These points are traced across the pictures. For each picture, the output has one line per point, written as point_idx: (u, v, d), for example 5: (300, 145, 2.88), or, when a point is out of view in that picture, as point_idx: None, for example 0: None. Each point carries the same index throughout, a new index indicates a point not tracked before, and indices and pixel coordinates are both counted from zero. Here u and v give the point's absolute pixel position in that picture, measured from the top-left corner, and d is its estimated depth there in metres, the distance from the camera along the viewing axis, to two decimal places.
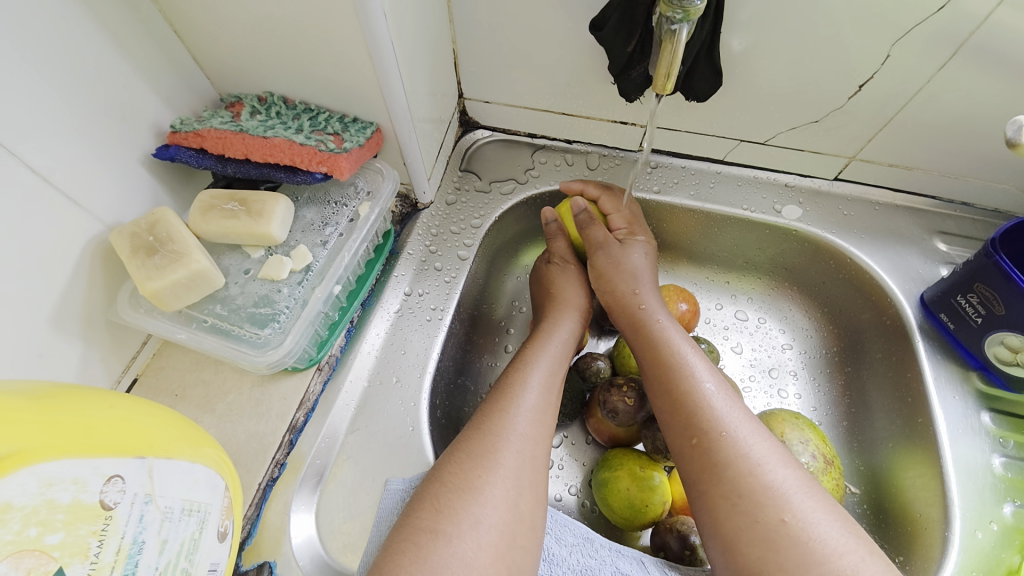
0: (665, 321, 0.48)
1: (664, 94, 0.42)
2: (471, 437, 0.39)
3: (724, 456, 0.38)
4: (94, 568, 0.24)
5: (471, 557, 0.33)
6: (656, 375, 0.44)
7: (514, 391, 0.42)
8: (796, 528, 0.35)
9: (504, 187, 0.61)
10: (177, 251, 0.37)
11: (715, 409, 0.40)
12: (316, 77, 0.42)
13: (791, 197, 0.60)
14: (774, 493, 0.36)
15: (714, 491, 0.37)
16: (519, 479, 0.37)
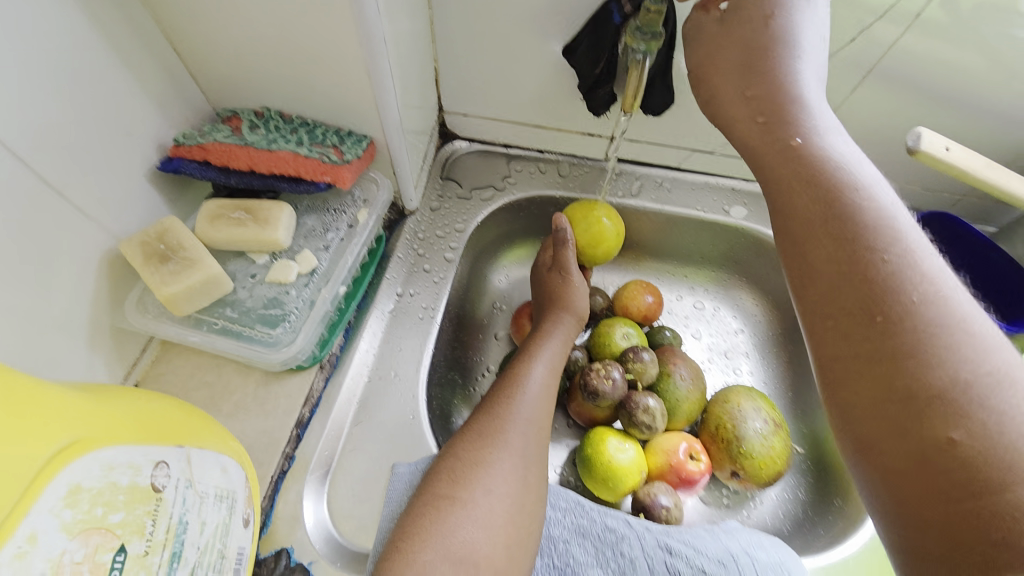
0: (846, 151, 0.31)
1: (632, 110, 0.51)
2: (488, 419, 0.43)
3: (893, 351, 0.26)
4: (150, 546, 0.26)
5: (485, 517, 0.38)
6: (806, 226, 0.30)
7: (518, 379, 0.47)
8: (974, 448, 0.24)
9: (484, 194, 0.66)
10: (191, 258, 0.39)
11: (886, 285, 0.27)
12: (315, 95, 0.46)
13: (736, 199, 0.68)
14: (954, 396, 0.25)
15: (853, 385, 0.27)
16: (524, 453, 0.42)
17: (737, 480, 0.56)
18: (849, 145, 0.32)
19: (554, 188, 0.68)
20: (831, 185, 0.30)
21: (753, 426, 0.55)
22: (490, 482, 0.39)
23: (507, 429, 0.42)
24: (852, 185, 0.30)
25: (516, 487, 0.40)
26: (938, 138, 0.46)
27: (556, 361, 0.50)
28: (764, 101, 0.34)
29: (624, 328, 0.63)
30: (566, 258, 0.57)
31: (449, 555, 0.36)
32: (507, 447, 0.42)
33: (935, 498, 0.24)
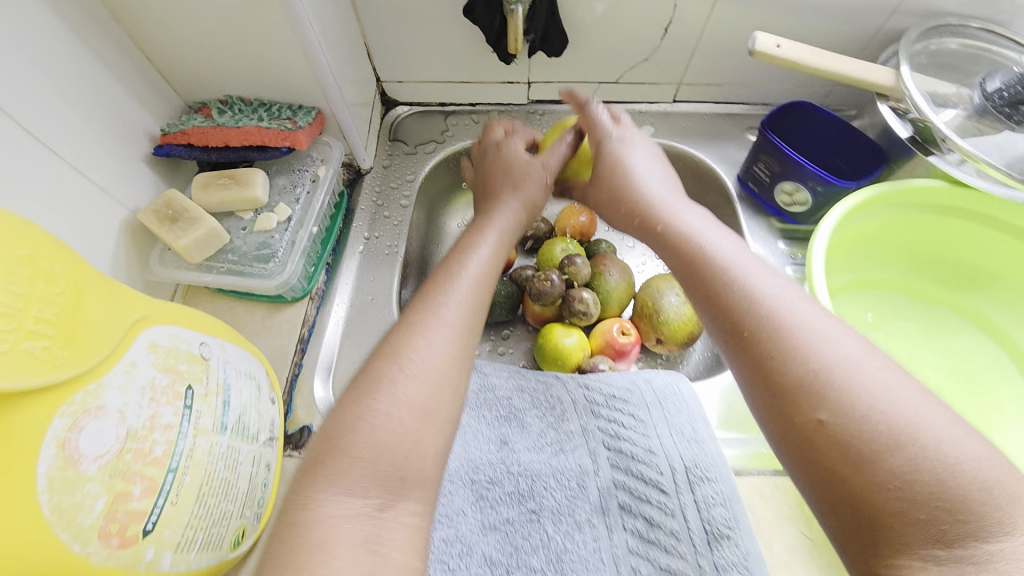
0: (706, 228, 0.45)
1: (518, 54, 0.61)
2: (422, 312, 0.40)
3: (767, 352, 0.35)
4: (207, 390, 0.39)
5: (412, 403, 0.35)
6: (700, 274, 0.41)
7: (455, 267, 0.44)
8: (836, 426, 0.31)
9: (428, 148, 0.77)
10: (194, 217, 0.51)
11: (758, 310, 0.37)
12: (266, 78, 0.57)
13: (645, 120, 0.79)
14: (810, 385, 0.32)
15: (758, 390, 0.35)
16: (464, 336, 0.40)
17: (662, 345, 0.70)
18: (709, 220, 0.46)
19: None
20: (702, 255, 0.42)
21: (671, 300, 0.68)
22: (412, 370, 0.36)
23: (448, 312, 0.40)
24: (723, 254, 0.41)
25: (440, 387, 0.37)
26: (770, 38, 0.57)
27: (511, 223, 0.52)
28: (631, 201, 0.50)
29: (562, 244, 0.75)
30: (553, 151, 0.57)
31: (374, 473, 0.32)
32: (438, 331, 0.39)
33: (837, 477, 0.30)
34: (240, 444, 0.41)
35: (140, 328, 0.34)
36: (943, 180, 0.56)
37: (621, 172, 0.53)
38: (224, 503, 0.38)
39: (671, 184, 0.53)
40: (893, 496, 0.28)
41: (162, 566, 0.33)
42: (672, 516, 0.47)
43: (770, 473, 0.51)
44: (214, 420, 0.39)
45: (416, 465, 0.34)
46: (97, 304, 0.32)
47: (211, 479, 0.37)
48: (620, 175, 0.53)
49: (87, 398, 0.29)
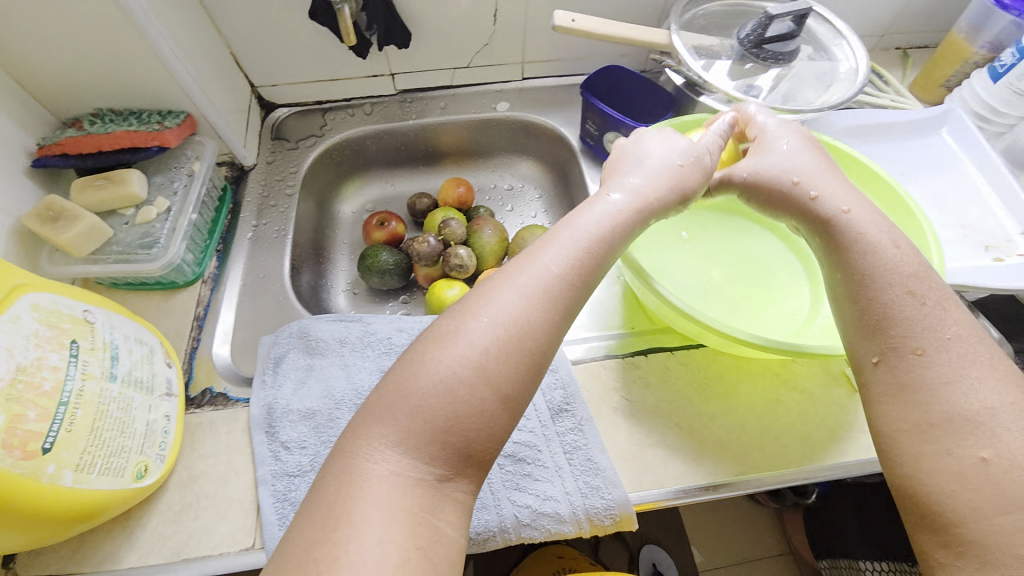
0: (883, 240, 0.46)
1: (352, 45, 0.72)
2: (519, 266, 0.42)
3: (921, 375, 0.41)
4: (92, 345, 0.46)
5: (449, 381, 0.37)
6: (883, 294, 0.44)
7: (549, 246, 0.42)
8: (999, 465, 0.37)
9: (308, 142, 0.86)
10: (73, 215, 0.57)
11: (944, 331, 0.42)
12: (132, 89, 0.64)
13: (501, 98, 0.91)
14: (972, 419, 0.39)
15: (912, 413, 0.40)
16: (550, 295, 0.40)
17: None
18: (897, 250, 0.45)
19: (364, 124, 0.88)
20: (894, 290, 0.44)
21: None
22: (490, 330, 0.38)
23: (550, 299, 0.40)
24: (889, 277, 0.44)
25: (497, 361, 0.38)
26: (565, 15, 0.70)
27: (658, 188, 0.47)
28: (776, 192, 0.50)
29: (443, 214, 0.86)
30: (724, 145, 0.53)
31: (447, 447, 0.36)
32: (515, 286, 0.40)
33: (980, 515, 0.37)
34: (133, 393, 0.49)
35: (22, 291, 0.42)
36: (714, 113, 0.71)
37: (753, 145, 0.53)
38: (121, 439, 0.46)
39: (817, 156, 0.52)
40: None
41: (63, 482, 0.41)
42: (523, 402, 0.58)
43: (602, 358, 0.63)
44: (104, 370, 0.46)
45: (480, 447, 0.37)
46: None
47: (104, 416, 0.44)
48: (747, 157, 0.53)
49: None
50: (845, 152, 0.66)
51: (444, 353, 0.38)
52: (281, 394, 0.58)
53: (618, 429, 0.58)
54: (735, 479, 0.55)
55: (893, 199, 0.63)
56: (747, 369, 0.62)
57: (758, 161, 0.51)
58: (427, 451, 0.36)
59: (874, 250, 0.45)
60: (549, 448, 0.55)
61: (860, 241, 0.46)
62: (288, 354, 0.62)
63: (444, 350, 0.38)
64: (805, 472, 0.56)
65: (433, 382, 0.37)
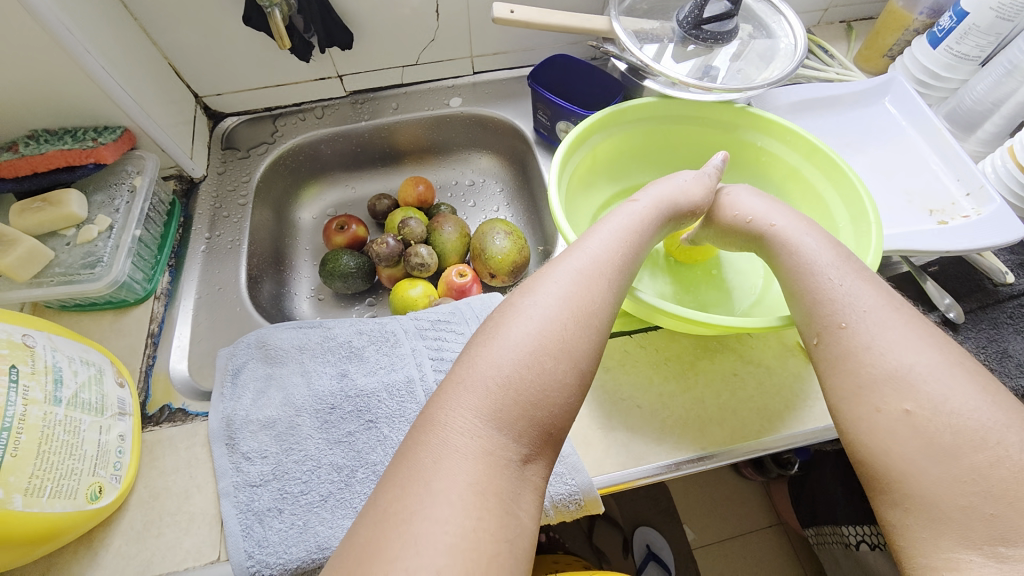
0: (817, 244, 0.50)
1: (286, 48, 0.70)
2: (572, 250, 0.48)
3: (847, 346, 0.43)
4: (34, 369, 0.45)
5: (520, 341, 0.40)
6: (816, 282, 0.47)
7: (595, 235, 0.49)
8: (921, 417, 0.37)
9: (260, 150, 0.85)
10: (10, 239, 0.55)
11: (868, 304, 0.44)
12: (63, 107, 0.62)
13: (454, 93, 0.91)
14: (895, 377, 0.39)
15: (847, 371, 0.42)
16: (603, 275, 0.45)
17: (496, 278, 0.81)
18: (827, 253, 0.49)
19: (316, 128, 0.87)
20: (823, 278, 0.47)
21: (496, 240, 0.79)
22: (554, 309, 0.42)
23: (605, 281, 0.45)
24: (823, 264, 0.48)
25: (560, 334, 0.40)
26: (503, 7, 0.70)
27: (666, 199, 0.55)
28: (732, 223, 0.58)
29: (403, 214, 0.85)
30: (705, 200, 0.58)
31: (530, 422, 0.38)
32: (570, 268, 0.45)
33: (915, 468, 0.36)
34: (81, 415, 0.48)
35: None
36: (658, 96, 0.71)
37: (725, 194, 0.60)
38: (70, 461, 0.45)
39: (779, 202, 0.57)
40: (958, 492, 0.35)
41: (13, 506, 0.40)
42: None
43: None
44: (47, 393, 0.45)
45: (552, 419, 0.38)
46: None
47: (51, 439, 0.44)
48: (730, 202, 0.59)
49: None
50: (785, 127, 0.67)
51: (519, 318, 0.41)
52: (239, 406, 0.58)
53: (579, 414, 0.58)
54: (696, 455, 0.56)
55: (834, 169, 0.64)
56: (704, 347, 0.63)
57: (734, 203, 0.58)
58: (514, 427, 0.37)
59: (806, 247, 0.50)
60: None
61: (789, 246, 0.51)
62: (247, 365, 0.61)
63: (521, 318, 0.41)
64: (764, 444, 0.57)
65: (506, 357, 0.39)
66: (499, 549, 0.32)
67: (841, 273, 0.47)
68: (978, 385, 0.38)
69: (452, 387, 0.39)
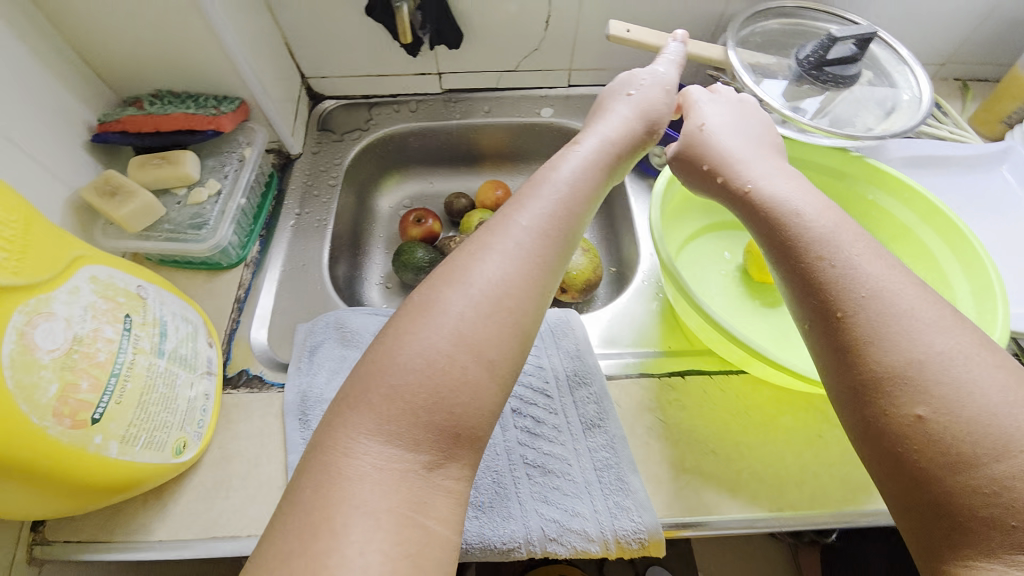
0: (808, 204, 0.44)
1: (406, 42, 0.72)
2: (517, 206, 0.45)
3: (848, 339, 0.36)
4: (144, 320, 0.46)
5: (439, 344, 0.37)
6: (806, 255, 0.41)
7: (539, 186, 0.46)
8: (936, 424, 0.32)
9: (353, 135, 0.87)
10: (130, 191, 0.58)
11: (867, 277, 0.37)
12: (192, 73, 0.65)
13: (546, 103, 0.91)
14: (904, 375, 0.34)
15: (854, 371, 0.36)
16: (532, 254, 0.42)
17: (566, 294, 0.80)
18: (826, 217, 0.42)
19: (408, 121, 0.89)
20: (818, 251, 0.40)
21: (573, 255, 0.78)
22: (476, 293, 0.39)
23: (548, 258, 0.43)
24: (819, 233, 0.41)
25: (490, 322, 0.39)
26: (621, 25, 0.69)
27: (613, 138, 0.53)
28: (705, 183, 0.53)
29: (480, 216, 0.86)
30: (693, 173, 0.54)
31: (428, 426, 0.36)
32: (504, 242, 0.42)
33: (933, 481, 0.32)
34: (177, 370, 0.49)
35: (80, 263, 0.42)
36: None
37: (704, 142, 0.53)
38: (164, 414, 0.46)
39: (767, 155, 0.52)
40: (978, 503, 0.30)
41: (109, 453, 0.41)
42: (555, 414, 0.58)
43: (636, 375, 0.62)
44: (153, 345, 0.47)
45: (472, 426, 0.37)
46: (47, 236, 0.40)
47: (151, 390, 0.45)
48: (703, 151, 0.53)
49: (39, 304, 0.37)
50: (906, 184, 0.64)
51: (454, 293, 0.39)
52: (315, 383, 0.59)
53: (650, 448, 0.57)
54: (771, 515, 0.53)
55: (953, 233, 0.61)
56: (787, 401, 0.60)
57: (714, 146, 0.52)
58: (410, 436, 0.36)
59: (791, 218, 0.43)
60: (580, 464, 0.55)
61: (775, 203, 0.45)
62: (324, 344, 0.62)
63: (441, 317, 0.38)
64: (848, 517, 0.53)
65: (412, 359, 0.37)
66: (410, 567, 0.32)
67: (846, 240, 0.40)
68: (1004, 377, 0.33)
69: (354, 403, 0.37)
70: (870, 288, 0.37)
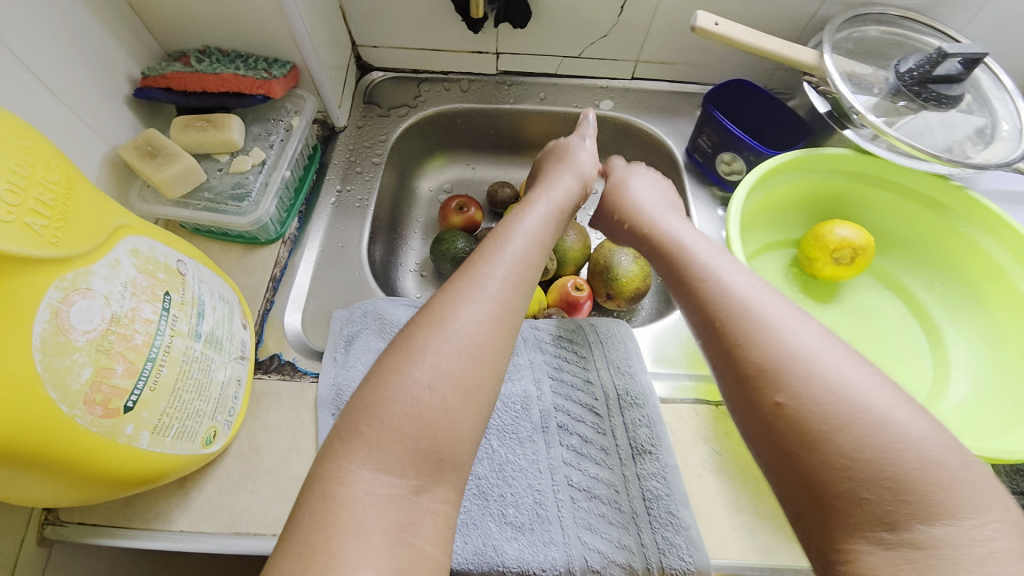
0: (719, 255, 0.50)
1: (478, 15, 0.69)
2: (484, 256, 0.46)
3: (748, 370, 0.40)
4: (183, 299, 0.43)
5: (426, 388, 0.37)
6: (710, 297, 0.46)
7: (502, 240, 0.48)
8: (814, 438, 0.36)
9: (400, 111, 0.82)
10: (171, 154, 0.54)
11: (761, 312, 0.43)
12: (243, 31, 0.60)
13: (606, 95, 0.85)
14: (790, 399, 0.38)
15: (751, 399, 0.40)
16: (512, 300, 0.43)
17: (612, 300, 0.75)
18: (728, 264, 0.48)
19: (458, 101, 0.84)
20: (721, 291, 0.45)
21: (623, 259, 0.73)
22: (456, 339, 0.39)
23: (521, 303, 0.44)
24: (732, 281, 0.46)
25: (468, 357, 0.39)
26: (709, 17, 0.62)
27: (557, 201, 0.58)
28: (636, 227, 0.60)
29: None
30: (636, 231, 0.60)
31: (414, 452, 0.36)
32: (484, 292, 0.42)
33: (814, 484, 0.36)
34: (213, 354, 0.46)
35: (122, 234, 0.38)
36: (854, 149, 0.65)
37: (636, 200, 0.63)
38: (197, 402, 0.43)
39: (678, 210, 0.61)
40: (847, 484, 0.35)
41: (139, 444, 0.38)
42: (603, 434, 0.54)
43: (692, 401, 0.57)
44: (190, 327, 0.43)
45: (455, 449, 0.37)
46: (85, 203, 0.36)
47: (186, 376, 0.41)
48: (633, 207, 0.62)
49: (77, 279, 0.33)
50: (1006, 221, 0.59)
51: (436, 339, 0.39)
52: (351, 376, 0.55)
53: (703, 483, 0.53)
54: None
55: None
56: None
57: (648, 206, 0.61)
58: (400, 462, 0.35)
59: (699, 262, 0.50)
60: (627, 492, 0.51)
61: (690, 251, 0.51)
62: (361, 334, 0.59)
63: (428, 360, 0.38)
64: None
65: (397, 394, 0.37)
66: None
67: (746, 283, 0.46)
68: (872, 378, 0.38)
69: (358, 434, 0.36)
70: (755, 316, 0.42)
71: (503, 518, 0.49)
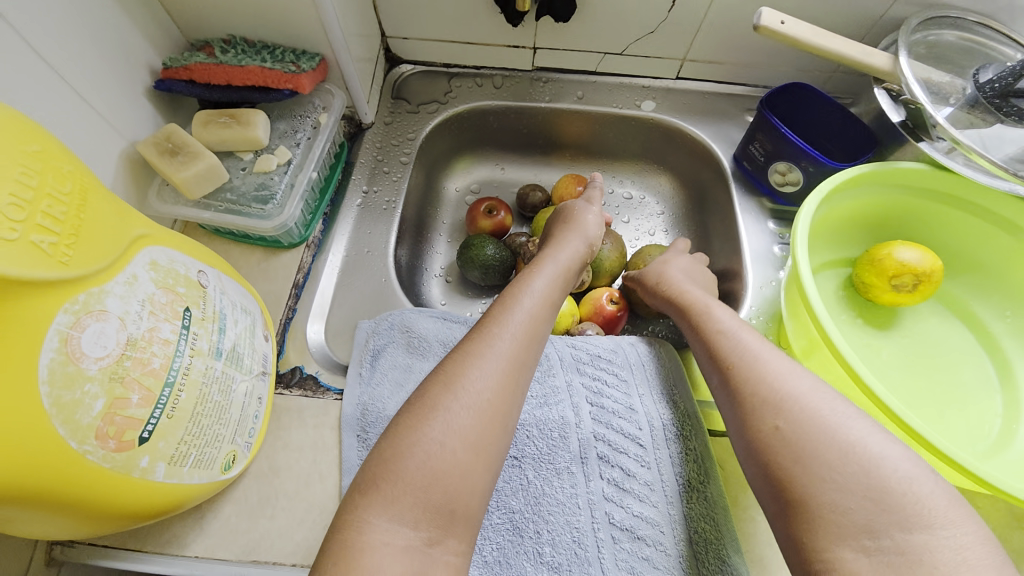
0: (749, 333, 0.48)
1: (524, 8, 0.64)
2: (490, 323, 0.46)
3: (777, 451, 0.39)
4: (204, 315, 0.39)
5: (434, 449, 0.38)
6: (739, 373, 0.45)
7: (511, 304, 0.48)
8: (833, 514, 0.36)
9: (430, 108, 0.77)
10: (193, 152, 0.51)
11: (790, 389, 0.42)
12: (270, 20, 0.56)
13: (648, 95, 0.80)
14: (819, 480, 0.37)
15: (780, 478, 0.39)
16: (517, 364, 0.44)
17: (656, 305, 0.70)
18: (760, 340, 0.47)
19: (490, 98, 0.79)
20: (754, 366, 0.44)
21: None
22: (467, 399, 0.41)
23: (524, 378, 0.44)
24: (768, 363, 0.44)
25: (482, 418, 0.40)
26: (774, 14, 0.56)
27: (567, 265, 0.56)
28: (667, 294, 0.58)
29: None
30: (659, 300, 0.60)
31: (424, 504, 0.37)
32: (495, 353, 0.44)
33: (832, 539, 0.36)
34: (234, 372, 0.42)
35: (141, 245, 0.35)
36: (927, 163, 0.59)
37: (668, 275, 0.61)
38: (217, 427, 0.40)
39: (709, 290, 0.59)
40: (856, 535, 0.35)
41: (155, 476, 0.34)
42: (648, 468, 0.50)
43: None
44: (211, 345, 0.39)
45: (466, 499, 0.39)
46: (98, 213, 0.32)
47: (205, 400, 0.38)
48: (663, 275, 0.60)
49: (90, 300, 0.30)
50: None
51: (447, 398, 0.40)
52: (377, 395, 0.52)
53: (755, 526, 0.49)
54: None
55: None
56: None
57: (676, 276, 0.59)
58: (411, 514, 0.36)
59: (731, 333, 0.48)
60: (674, 533, 0.47)
61: (719, 325, 0.50)
62: (388, 348, 0.55)
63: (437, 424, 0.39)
64: None
65: (414, 450, 0.38)
66: None
67: (781, 361, 0.44)
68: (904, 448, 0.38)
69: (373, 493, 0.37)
70: (789, 399, 0.41)
71: (540, 558, 0.46)
